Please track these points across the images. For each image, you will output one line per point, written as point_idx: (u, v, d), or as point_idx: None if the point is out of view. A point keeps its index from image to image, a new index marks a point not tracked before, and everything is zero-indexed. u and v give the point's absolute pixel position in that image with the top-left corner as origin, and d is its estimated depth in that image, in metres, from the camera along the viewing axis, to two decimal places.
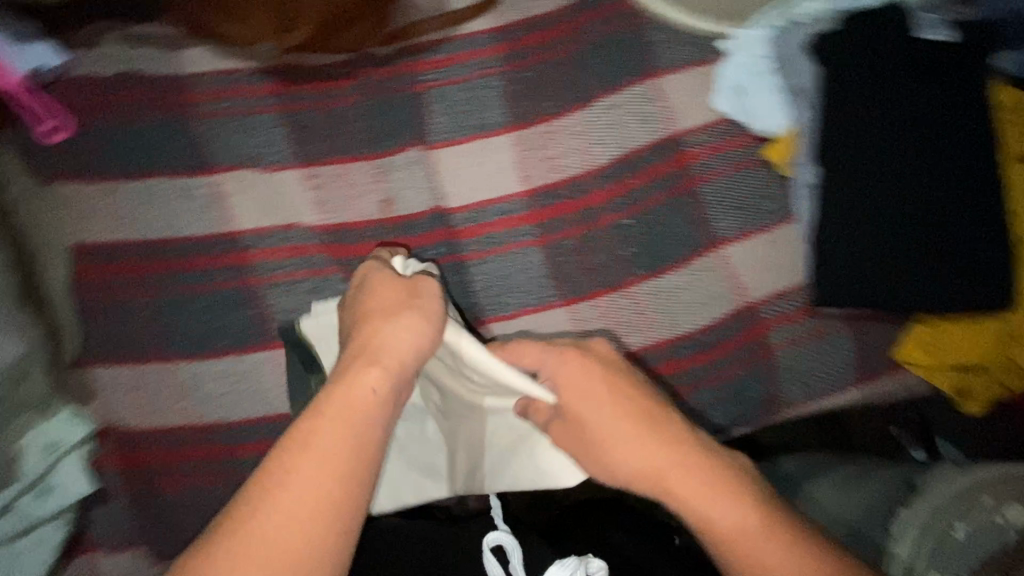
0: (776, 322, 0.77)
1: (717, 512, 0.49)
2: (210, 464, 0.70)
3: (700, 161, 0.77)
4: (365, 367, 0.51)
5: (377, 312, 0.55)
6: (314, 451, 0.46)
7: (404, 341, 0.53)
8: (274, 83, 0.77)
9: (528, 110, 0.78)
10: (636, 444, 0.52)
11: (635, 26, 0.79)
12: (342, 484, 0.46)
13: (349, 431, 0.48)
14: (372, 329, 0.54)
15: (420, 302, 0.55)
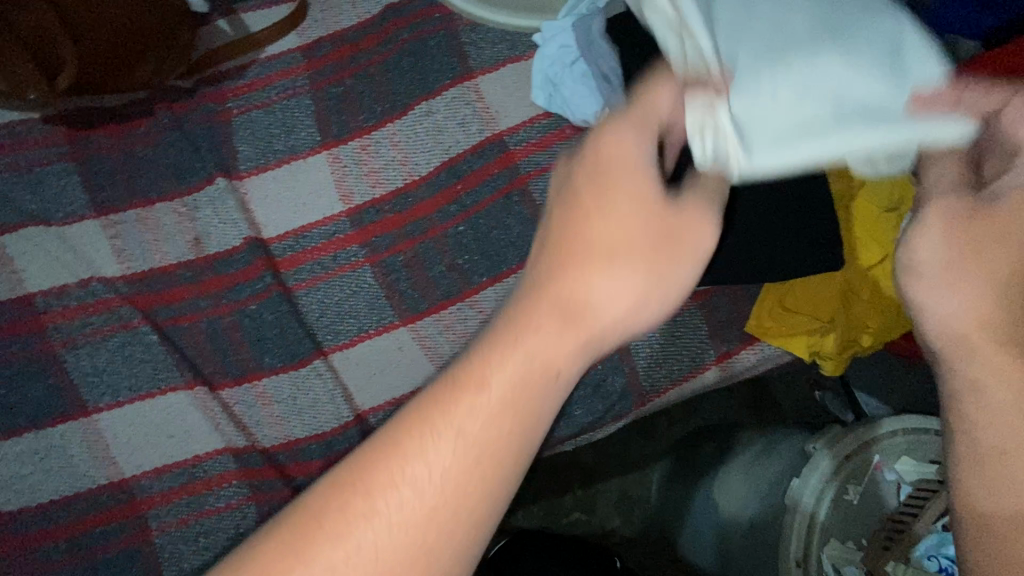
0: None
1: (1003, 422, 0.40)
2: (17, 555, 0.62)
3: (527, 158, 0.75)
4: (565, 330, 0.37)
5: (580, 241, 0.39)
6: (484, 407, 0.35)
7: (618, 308, 0.38)
8: (66, 130, 0.72)
9: (342, 126, 0.75)
10: (976, 284, 0.43)
11: (444, 31, 0.79)
12: (502, 454, 0.35)
13: (529, 409, 0.35)
14: (586, 278, 0.38)
15: (668, 247, 0.40)
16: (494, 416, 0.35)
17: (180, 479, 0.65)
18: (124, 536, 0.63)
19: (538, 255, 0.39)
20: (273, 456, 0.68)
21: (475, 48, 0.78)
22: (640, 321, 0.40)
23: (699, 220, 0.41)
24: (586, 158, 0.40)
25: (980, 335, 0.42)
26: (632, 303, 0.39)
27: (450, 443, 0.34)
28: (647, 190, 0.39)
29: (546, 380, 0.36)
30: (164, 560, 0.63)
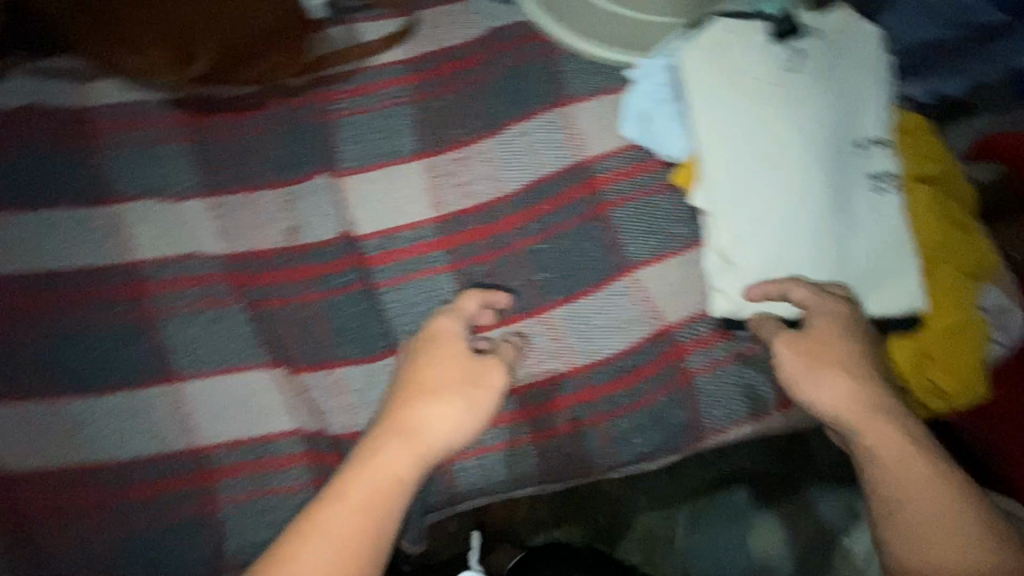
0: (692, 347, 0.75)
1: (922, 499, 0.57)
2: (97, 506, 0.66)
3: (611, 186, 0.77)
4: (402, 438, 0.58)
5: (422, 386, 0.62)
6: (381, 485, 0.56)
7: (449, 432, 0.60)
8: (186, 115, 0.78)
9: (440, 137, 0.79)
10: (836, 380, 0.61)
11: (544, 58, 0.82)
12: (378, 520, 0.55)
13: (388, 493, 0.56)
14: (417, 408, 0.60)
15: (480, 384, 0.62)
16: (381, 492, 0.56)
17: (251, 455, 0.68)
18: (195, 502, 0.67)
19: (395, 391, 0.63)
20: (340, 443, 0.71)
21: (573, 77, 0.81)
22: (461, 439, 0.61)
23: (494, 365, 0.64)
24: (420, 338, 0.66)
25: (873, 418, 0.59)
26: (457, 426, 0.60)
27: (353, 511, 0.54)
28: (463, 357, 0.63)
29: (400, 480, 0.57)
30: (228, 530, 0.67)
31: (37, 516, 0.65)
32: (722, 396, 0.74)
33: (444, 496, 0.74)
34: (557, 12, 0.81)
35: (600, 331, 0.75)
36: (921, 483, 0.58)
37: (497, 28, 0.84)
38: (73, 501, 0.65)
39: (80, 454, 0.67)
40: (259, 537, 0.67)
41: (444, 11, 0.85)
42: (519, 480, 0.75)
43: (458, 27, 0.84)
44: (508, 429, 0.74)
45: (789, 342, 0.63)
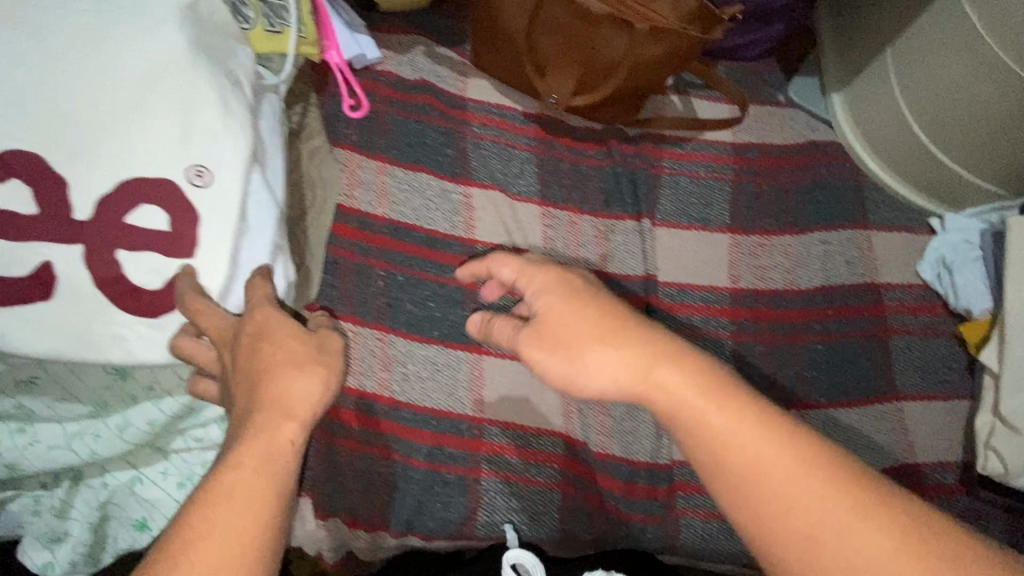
0: (933, 490, 0.78)
1: (767, 474, 0.41)
2: (385, 438, 0.72)
3: (896, 316, 0.83)
4: (263, 422, 0.44)
5: (271, 364, 0.47)
6: (238, 487, 0.41)
7: (300, 388, 0.47)
8: (541, 130, 0.88)
9: (749, 219, 0.86)
10: (674, 374, 0.45)
11: (852, 181, 0.90)
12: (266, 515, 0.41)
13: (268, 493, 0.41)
14: (278, 385, 0.46)
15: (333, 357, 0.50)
16: (248, 495, 0.40)
17: (519, 440, 0.75)
18: (463, 466, 0.73)
19: (235, 364, 0.49)
20: (595, 460, 0.77)
21: (876, 207, 0.89)
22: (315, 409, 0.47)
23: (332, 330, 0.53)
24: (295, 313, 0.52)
25: (648, 372, 0.45)
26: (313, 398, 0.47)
27: (222, 511, 0.39)
28: (290, 321, 0.50)
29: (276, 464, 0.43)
30: (484, 501, 0.73)
31: (338, 429, 0.71)
32: None
33: (663, 545, 0.77)
34: (879, 147, 0.90)
35: (853, 445, 0.78)
36: (771, 455, 0.41)
37: (816, 143, 0.92)
38: (369, 424, 0.72)
39: (385, 386, 0.74)
40: (507, 518, 0.73)
41: (765, 111, 0.94)
42: (733, 555, 0.78)
43: (782, 133, 0.93)
44: None
45: (520, 334, 0.51)
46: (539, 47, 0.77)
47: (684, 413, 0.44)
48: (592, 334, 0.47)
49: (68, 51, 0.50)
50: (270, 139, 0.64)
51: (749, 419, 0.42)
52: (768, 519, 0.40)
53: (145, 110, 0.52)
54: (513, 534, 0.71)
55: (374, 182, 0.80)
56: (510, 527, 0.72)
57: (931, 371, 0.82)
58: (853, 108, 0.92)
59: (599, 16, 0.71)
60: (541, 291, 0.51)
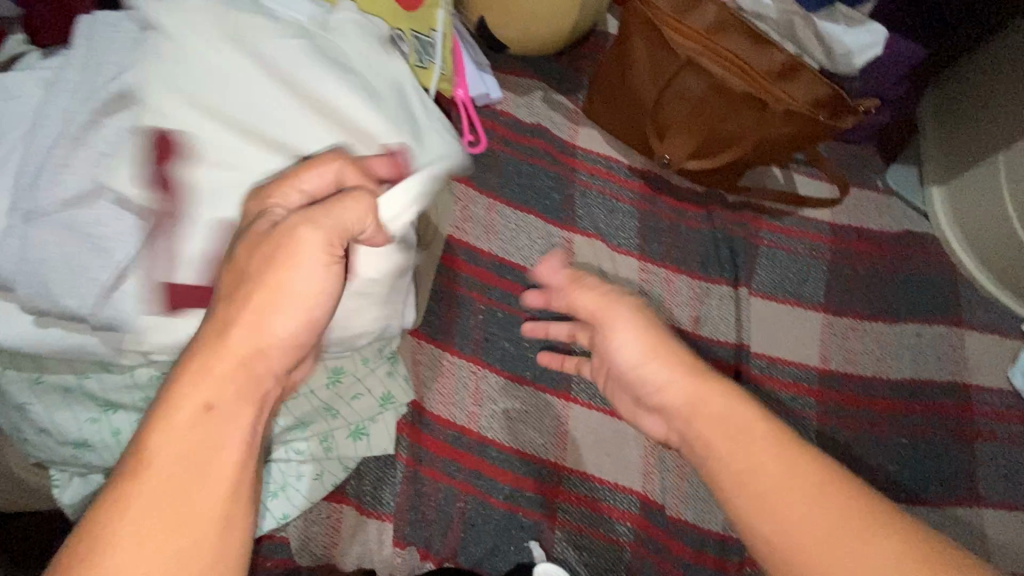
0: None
1: (775, 472, 0.40)
2: (468, 472, 0.72)
3: (984, 419, 0.82)
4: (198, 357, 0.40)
5: (270, 275, 0.42)
6: (218, 388, 0.39)
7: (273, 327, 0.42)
8: (646, 186, 0.90)
9: (843, 302, 0.87)
10: (714, 399, 0.45)
11: (947, 277, 0.90)
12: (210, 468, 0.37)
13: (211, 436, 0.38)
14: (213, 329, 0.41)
15: (301, 264, 0.42)
16: (189, 440, 0.38)
17: (597, 493, 0.75)
18: (540, 510, 0.73)
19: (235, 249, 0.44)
20: (669, 524, 0.76)
21: (969, 306, 0.89)
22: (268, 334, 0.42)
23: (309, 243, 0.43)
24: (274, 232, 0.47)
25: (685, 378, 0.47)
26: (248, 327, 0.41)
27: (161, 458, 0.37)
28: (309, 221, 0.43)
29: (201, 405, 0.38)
30: (556, 548, 0.72)
31: (424, 457, 0.72)
32: None
33: None
34: (979, 245, 0.90)
35: None
36: (777, 459, 0.40)
37: (912, 233, 0.93)
38: (455, 457, 0.72)
39: (475, 421, 0.74)
40: (576, 571, 0.73)
41: (864, 195, 0.95)
42: None
43: (879, 218, 0.94)
44: None
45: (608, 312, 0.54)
46: (665, 112, 0.79)
47: (695, 413, 0.46)
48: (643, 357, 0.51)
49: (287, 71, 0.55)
50: None
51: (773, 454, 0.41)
52: (774, 515, 0.39)
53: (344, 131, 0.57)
54: (539, 552, 0.71)
55: (484, 217, 0.82)
56: (536, 543, 0.72)
57: (1016, 481, 0.81)
58: (954, 204, 0.93)
59: (735, 92, 0.73)
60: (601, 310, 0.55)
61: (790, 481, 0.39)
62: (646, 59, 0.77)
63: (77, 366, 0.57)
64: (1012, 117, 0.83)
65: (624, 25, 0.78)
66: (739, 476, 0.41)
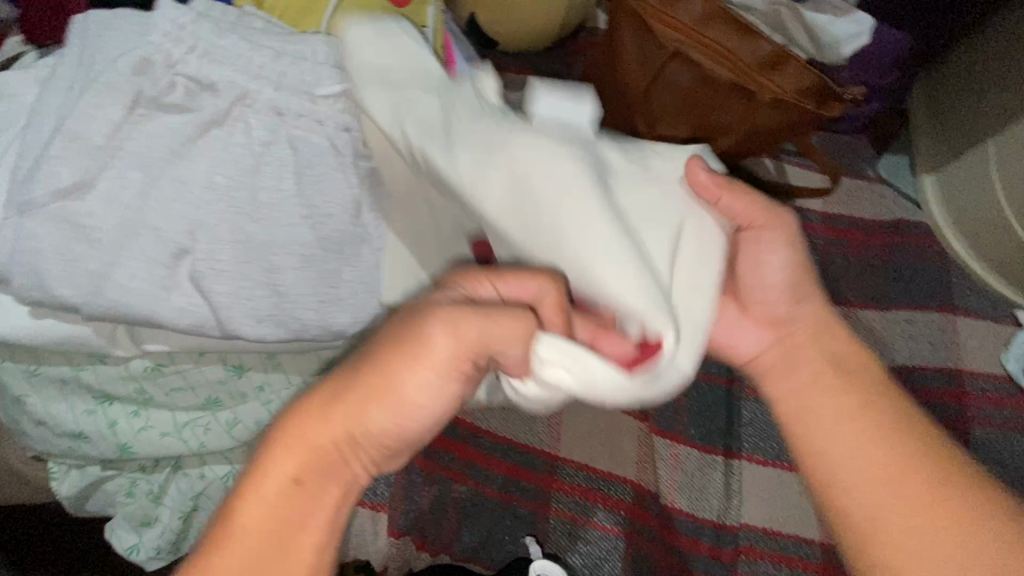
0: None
1: (877, 444, 0.48)
2: (462, 463, 0.73)
3: (980, 406, 0.82)
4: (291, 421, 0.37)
5: (407, 355, 0.37)
6: (324, 448, 0.37)
7: (374, 420, 0.37)
8: None
9: (837, 290, 0.87)
10: (832, 399, 0.51)
11: (939, 264, 0.91)
12: (289, 543, 0.36)
13: (295, 507, 0.37)
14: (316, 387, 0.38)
15: (433, 364, 0.36)
16: (272, 506, 0.36)
17: (591, 482, 0.75)
18: (535, 499, 0.74)
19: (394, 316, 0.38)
20: (662, 512, 0.77)
21: (962, 293, 0.89)
22: (377, 424, 0.37)
23: (448, 335, 0.36)
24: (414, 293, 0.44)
25: (819, 341, 0.53)
26: (363, 407, 0.36)
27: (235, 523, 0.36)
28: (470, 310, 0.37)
29: (287, 485, 0.36)
30: (549, 537, 0.73)
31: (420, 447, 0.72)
32: None
33: None
34: (970, 232, 0.90)
35: None
36: (885, 441, 0.48)
37: (904, 221, 0.94)
38: (450, 447, 0.73)
39: (469, 413, 0.75)
40: (570, 559, 0.73)
41: (857, 184, 0.96)
42: None
43: (872, 207, 0.94)
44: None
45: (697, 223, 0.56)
46: (653, 103, 0.80)
47: (816, 368, 0.52)
48: (785, 280, 0.53)
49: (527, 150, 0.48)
50: None
51: (889, 465, 0.48)
52: (850, 467, 0.48)
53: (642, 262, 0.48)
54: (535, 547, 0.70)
55: None
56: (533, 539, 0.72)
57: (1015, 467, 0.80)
58: (946, 193, 0.93)
59: (720, 80, 0.74)
60: (760, 226, 0.52)
61: (886, 461, 0.47)
62: (632, 49, 0.78)
63: (74, 359, 0.58)
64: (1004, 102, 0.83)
65: (610, 16, 0.79)
66: (822, 430, 0.50)
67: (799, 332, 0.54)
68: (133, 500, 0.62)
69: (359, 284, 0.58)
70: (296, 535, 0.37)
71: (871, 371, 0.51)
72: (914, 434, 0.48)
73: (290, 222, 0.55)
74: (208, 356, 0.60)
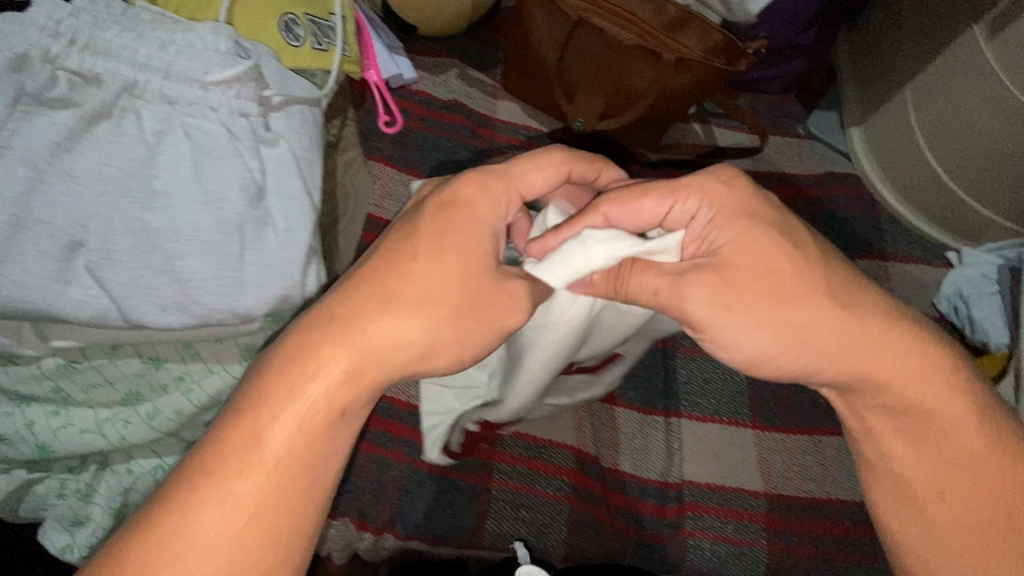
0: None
1: (949, 456, 0.53)
2: (401, 441, 0.75)
3: None
4: (345, 344, 0.46)
5: (380, 298, 0.48)
6: (306, 396, 0.45)
7: (439, 357, 0.49)
8: (565, 151, 0.89)
9: None
10: (891, 440, 0.55)
11: (869, 214, 0.93)
12: (325, 450, 0.46)
13: (329, 427, 0.46)
14: (376, 318, 0.47)
15: (399, 308, 0.47)
16: (318, 420, 0.45)
17: (530, 452, 0.77)
18: (475, 473, 0.75)
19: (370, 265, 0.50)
20: (605, 475, 0.78)
21: (888, 238, 0.91)
22: (434, 361, 0.49)
23: (517, 297, 0.51)
24: (434, 200, 0.52)
25: (880, 339, 0.52)
26: (431, 340, 0.48)
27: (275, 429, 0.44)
28: (448, 247, 0.50)
29: (339, 411, 0.46)
30: (492, 510, 0.74)
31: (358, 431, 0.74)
32: None
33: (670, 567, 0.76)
34: (898, 179, 0.92)
35: None
36: (970, 446, 0.53)
37: (833, 175, 0.96)
38: (387, 427, 0.75)
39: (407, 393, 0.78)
40: (514, 528, 0.74)
41: (785, 142, 0.98)
42: None
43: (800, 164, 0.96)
44: (750, 526, 0.77)
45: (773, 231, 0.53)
46: (570, 72, 0.81)
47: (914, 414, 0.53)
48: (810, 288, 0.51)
49: (633, 293, 0.53)
50: (312, 144, 0.67)
51: (931, 469, 0.53)
52: (937, 499, 0.53)
53: (652, 280, 0.52)
54: (524, 552, 0.65)
55: (403, 193, 0.84)
56: (489, 527, 0.73)
57: None
58: (875, 142, 0.94)
59: (627, 45, 0.75)
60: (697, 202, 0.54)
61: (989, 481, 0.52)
62: (541, 22, 0.78)
63: None
64: (924, 45, 0.84)
65: None
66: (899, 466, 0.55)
67: (869, 335, 0.52)
68: (60, 502, 0.62)
69: (265, 266, 0.58)
70: (325, 446, 0.46)
71: (941, 399, 0.53)
72: (972, 412, 0.53)
73: (188, 209, 0.56)
74: (122, 350, 0.60)
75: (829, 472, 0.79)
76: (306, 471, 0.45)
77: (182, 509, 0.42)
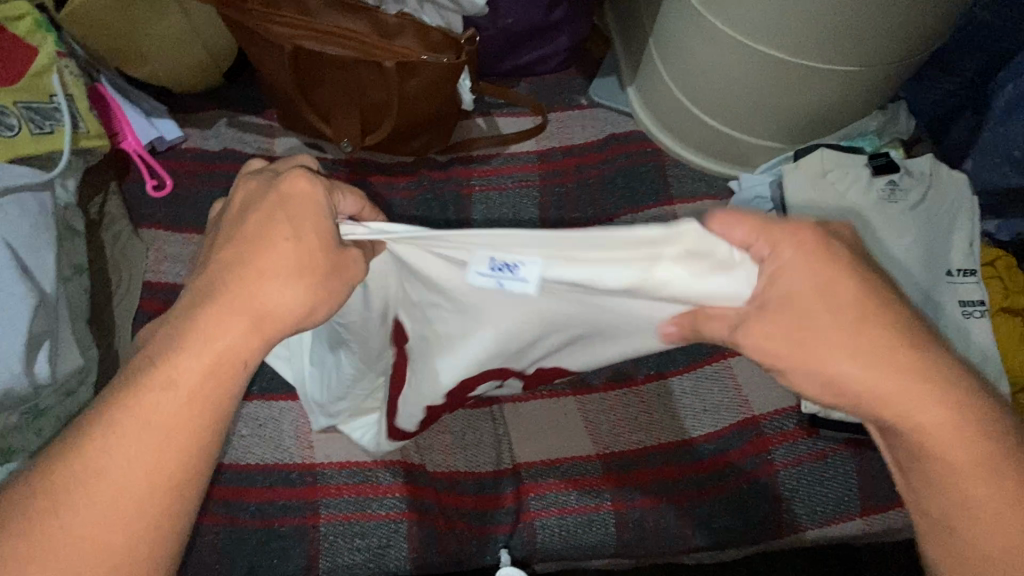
0: (777, 440, 0.80)
1: None
2: (217, 504, 0.72)
3: None
4: (229, 313, 0.43)
5: (250, 273, 0.44)
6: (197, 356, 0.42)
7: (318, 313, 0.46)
8: (349, 173, 0.91)
9: (559, 218, 0.91)
10: None
11: (654, 163, 0.96)
12: (223, 409, 0.42)
13: (222, 386, 0.42)
14: (257, 289, 0.43)
15: (274, 276, 0.44)
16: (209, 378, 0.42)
17: (356, 478, 0.75)
18: (300, 515, 0.73)
19: (228, 246, 0.45)
20: (437, 480, 0.77)
21: (672, 182, 0.95)
22: (318, 317, 0.47)
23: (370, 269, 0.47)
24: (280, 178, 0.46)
25: None
26: (311, 307, 0.45)
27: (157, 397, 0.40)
28: (311, 226, 0.45)
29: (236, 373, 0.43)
30: (324, 547, 0.72)
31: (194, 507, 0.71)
32: (809, 501, 0.78)
33: (521, 555, 0.75)
34: (671, 126, 0.97)
35: (687, 412, 0.82)
36: None
37: (616, 135, 0.99)
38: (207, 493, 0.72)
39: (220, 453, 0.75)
40: (348, 559, 0.72)
41: (569, 115, 1.00)
42: (598, 547, 0.76)
43: (584, 132, 0.98)
44: (592, 493, 0.77)
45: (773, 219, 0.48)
46: (315, 98, 0.82)
47: None
48: None
49: None
50: (38, 230, 0.67)
51: None
52: None
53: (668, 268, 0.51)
54: (506, 556, 0.73)
55: (181, 253, 0.82)
56: (323, 562, 0.71)
57: None
58: (645, 96, 0.99)
59: (349, 61, 0.76)
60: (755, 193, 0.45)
61: None
62: (267, 59, 0.79)
63: None
64: None
65: (234, 32, 0.79)
66: None
67: None
68: None
69: None
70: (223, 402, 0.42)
71: None
72: None
73: None
74: None
75: (657, 419, 0.82)
76: (200, 438, 0.41)
77: (68, 475, 0.38)
